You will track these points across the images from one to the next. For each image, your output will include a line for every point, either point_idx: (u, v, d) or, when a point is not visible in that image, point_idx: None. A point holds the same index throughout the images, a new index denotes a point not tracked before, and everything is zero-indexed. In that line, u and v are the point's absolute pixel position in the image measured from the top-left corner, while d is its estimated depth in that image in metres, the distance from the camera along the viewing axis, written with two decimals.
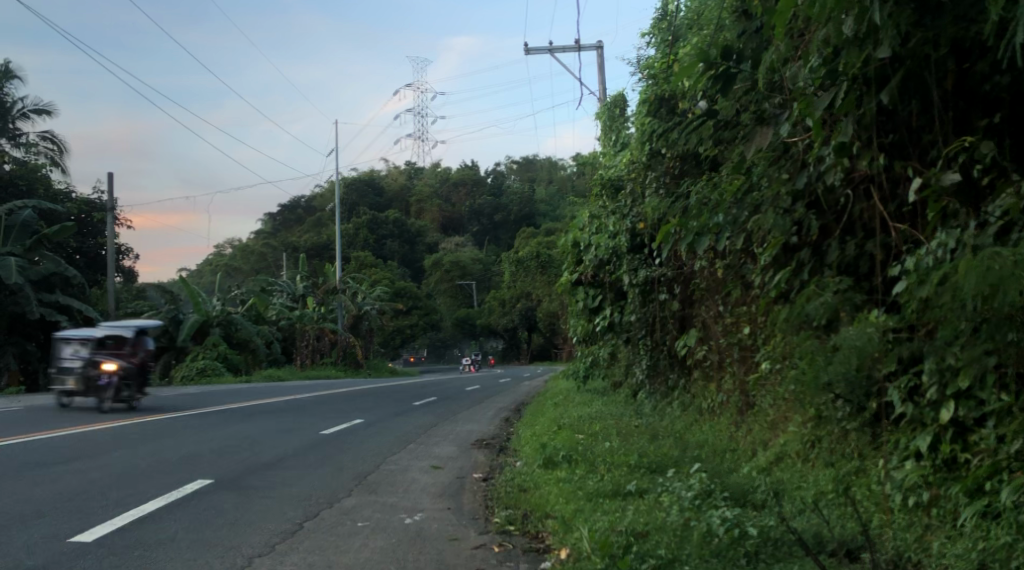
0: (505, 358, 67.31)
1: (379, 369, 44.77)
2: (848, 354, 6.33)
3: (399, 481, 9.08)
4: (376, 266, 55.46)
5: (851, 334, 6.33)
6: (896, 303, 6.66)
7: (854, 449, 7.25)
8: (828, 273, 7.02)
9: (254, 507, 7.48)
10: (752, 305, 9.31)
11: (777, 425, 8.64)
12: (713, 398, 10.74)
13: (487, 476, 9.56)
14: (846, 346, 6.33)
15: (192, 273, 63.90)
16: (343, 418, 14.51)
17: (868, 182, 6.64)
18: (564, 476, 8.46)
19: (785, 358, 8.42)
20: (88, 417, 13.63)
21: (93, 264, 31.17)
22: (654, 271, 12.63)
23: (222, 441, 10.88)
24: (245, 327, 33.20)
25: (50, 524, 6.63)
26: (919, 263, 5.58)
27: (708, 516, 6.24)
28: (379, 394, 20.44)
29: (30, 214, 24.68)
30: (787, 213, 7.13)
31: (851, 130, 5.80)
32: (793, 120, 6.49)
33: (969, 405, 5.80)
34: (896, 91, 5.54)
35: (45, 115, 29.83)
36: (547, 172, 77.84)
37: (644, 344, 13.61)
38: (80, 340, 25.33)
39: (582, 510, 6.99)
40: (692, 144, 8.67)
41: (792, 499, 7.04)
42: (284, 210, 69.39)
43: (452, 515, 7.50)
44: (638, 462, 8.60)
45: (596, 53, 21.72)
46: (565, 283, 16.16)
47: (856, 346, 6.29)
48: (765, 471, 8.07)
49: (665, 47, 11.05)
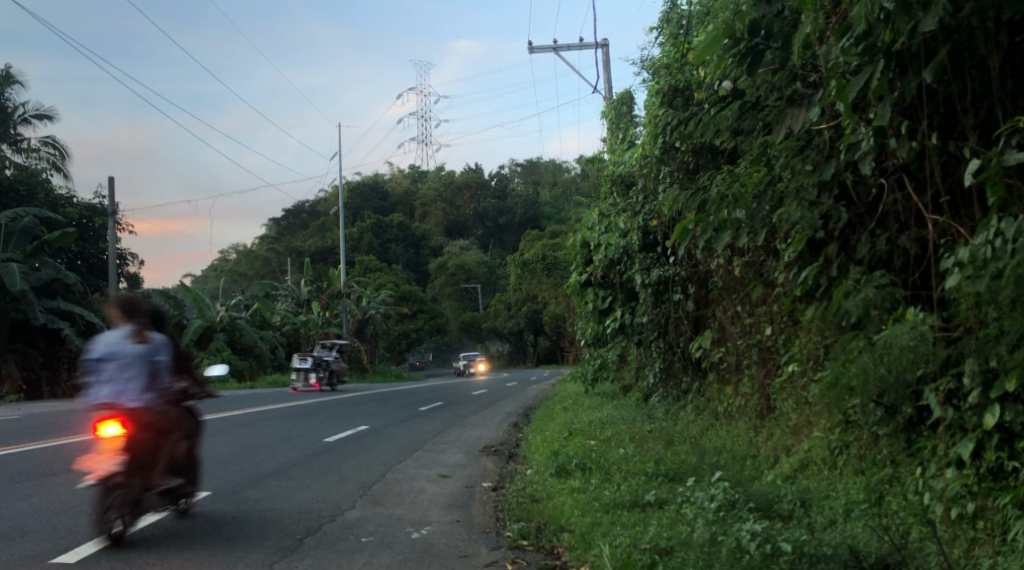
0: (511, 362, 66.89)
1: (385, 375, 44.40)
2: (897, 355, 5.83)
3: (405, 491, 8.68)
4: (381, 270, 55.02)
5: (894, 333, 5.86)
6: (939, 300, 6.25)
7: (887, 455, 6.85)
8: (859, 270, 6.63)
9: (254, 523, 7.06)
10: (774, 304, 8.84)
11: (801, 431, 8.21)
12: (730, 401, 10.34)
13: (498, 485, 9.14)
14: (894, 346, 5.84)
15: (197, 279, 63.74)
16: (348, 425, 14.10)
17: (902, 172, 6.20)
18: (578, 486, 8.04)
19: (811, 360, 8.03)
20: (89, 426, 13.28)
21: (95, 270, 30.91)
22: (668, 270, 12.16)
23: (221, 450, 10.49)
24: (249, 333, 32.79)
25: (34, 543, 6.24)
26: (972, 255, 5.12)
27: (736, 531, 5.81)
28: (385, 400, 20.10)
29: (32, 221, 24.19)
30: (814, 206, 6.76)
31: (890, 112, 5.37)
32: (824, 103, 6.08)
33: (1016, 409, 5.41)
34: (941, 67, 5.12)
35: (47, 120, 29.50)
36: (551, 175, 77.49)
37: (657, 346, 13.24)
38: (82, 346, 24.97)
39: (601, 523, 6.59)
40: (710, 136, 8.29)
41: (822, 510, 6.68)
42: (289, 215, 69.16)
43: (462, 529, 7.10)
44: (655, 471, 8.22)
45: (602, 51, 21.38)
46: (573, 285, 15.71)
47: (907, 346, 5.80)
48: (791, 480, 7.69)
49: (678, 36, 10.62)
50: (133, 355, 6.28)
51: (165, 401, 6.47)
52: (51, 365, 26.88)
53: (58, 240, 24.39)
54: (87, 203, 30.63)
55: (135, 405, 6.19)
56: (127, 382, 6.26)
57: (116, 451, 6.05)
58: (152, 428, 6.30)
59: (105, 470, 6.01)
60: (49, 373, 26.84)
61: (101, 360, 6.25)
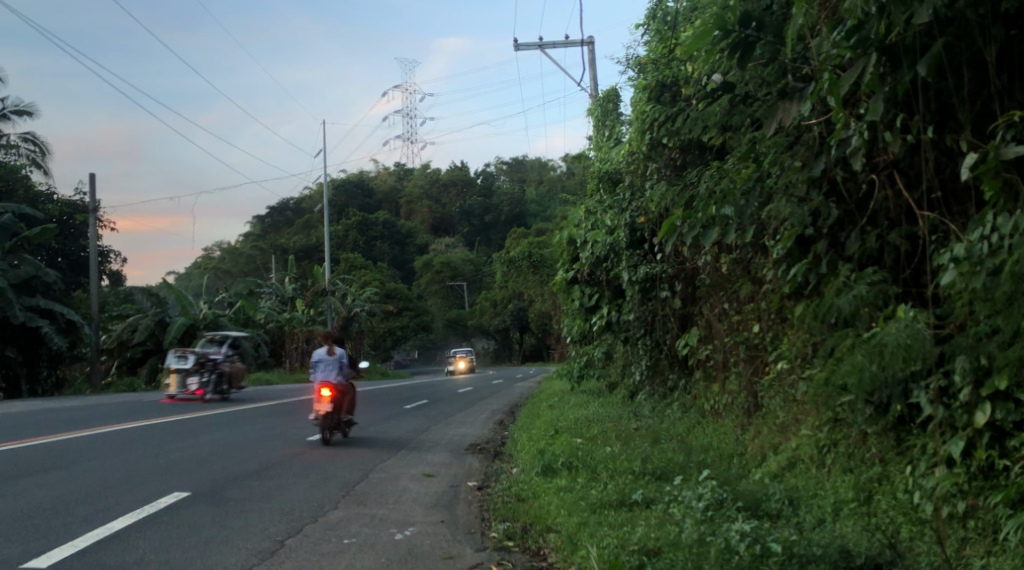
0: (497, 360, 66.73)
1: (370, 372, 44.23)
2: (891, 353, 5.73)
3: (389, 490, 8.55)
4: (366, 267, 54.76)
5: (887, 330, 5.77)
6: (930, 297, 6.20)
7: (875, 454, 6.79)
8: (849, 266, 6.56)
9: (233, 524, 6.92)
10: (761, 301, 8.78)
11: (789, 428, 8.15)
12: (717, 399, 10.27)
13: (483, 484, 9.04)
14: (886, 344, 5.74)
15: (181, 276, 63.29)
16: (332, 424, 13.98)
17: (893, 168, 6.15)
18: (564, 485, 7.96)
19: (798, 357, 7.97)
20: (69, 424, 13.10)
21: (76, 267, 30.59)
22: (655, 267, 12.08)
23: (203, 450, 10.33)
24: (232, 331, 32.51)
25: (6, 545, 6.08)
26: (969, 250, 5.04)
27: (725, 531, 5.72)
28: (370, 398, 19.96)
29: (11, 217, 23.82)
30: (804, 202, 6.70)
31: (883, 106, 5.30)
32: (815, 97, 6.00)
33: (1007, 407, 5.36)
34: (935, 61, 5.06)
35: (27, 115, 29.12)
36: (537, 173, 77.34)
37: (643, 343, 13.17)
38: (63, 344, 24.70)
39: (587, 523, 6.51)
40: (698, 131, 8.21)
41: (811, 508, 6.61)
42: (273, 212, 68.75)
43: (446, 529, 6.99)
44: (642, 469, 8.13)
45: (588, 48, 21.29)
46: (559, 282, 15.61)
47: (904, 343, 5.66)
48: (778, 478, 7.63)
49: (665, 32, 10.56)
50: (332, 359, 11.69)
51: (346, 378, 11.74)
52: (30, 363, 26.66)
53: (38, 236, 23.90)
54: (68, 199, 30.31)
55: (336, 379, 11.47)
56: (331, 371, 11.73)
57: (328, 401, 11.22)
58: (344, 390, 11.65)
59: (324, 413, 11.21)
60: (29, 371, 26.63)
61: (317, 362, 11.68)
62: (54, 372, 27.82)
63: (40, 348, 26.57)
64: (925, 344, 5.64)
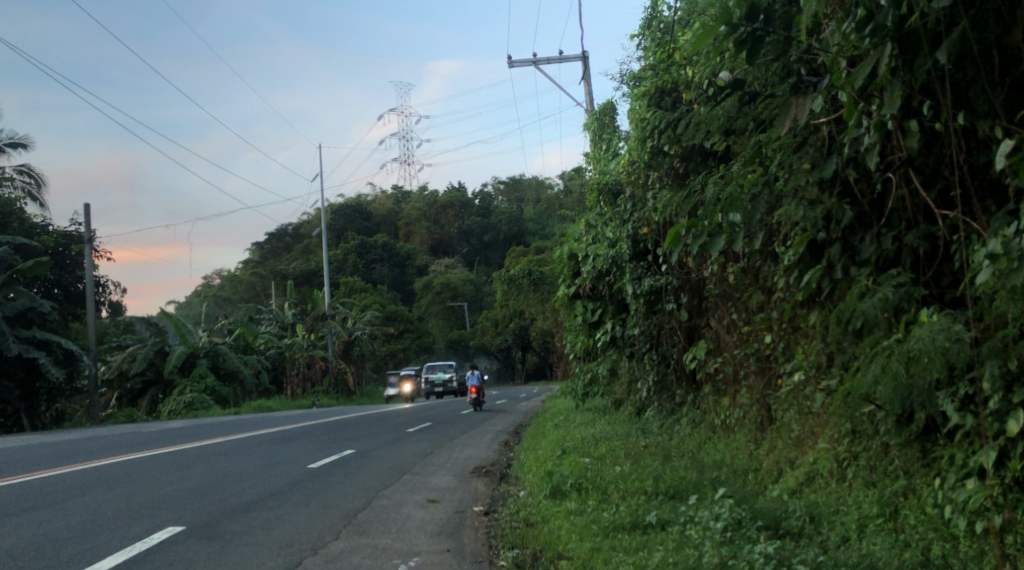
0: (500, 380, 66.22)
1: (371, 397, 43.80)
2: (927, 359, 5.36)
3: (392, 518, 8.24)
4: (366, 290, 54.45)
5: (919, 335, 5.41)
6: (954, 300, 5.90)
7: (899, 467, 6.45)
8: (864, 272, 6.30)
9: (228, 560, 6.60)
10: (773, 309, 8.50)
11: (805, 442, 7.82)
12: (728, 413, 9.95)
13: (490, 509, 8.72)
14: (922, 348, 5.37)
15: (181, 306, 62.99)
16: (333, 449, 13.66)
17: (909, 166, 5.91)
18: (574, 508, 7.62)
19: (813, 369, 7.66)
20: (62, 458, 12.75)
21: (72, 299, 30.27)
22: (660, 279, 11.79)
23: (198, 482, 10.01)
24: (232, 358, 32.13)
25: None
26: (1006, 245, 4.74)
27: (747, 554, 5.39)
28: (373, 422, 19.60)
29: (6, 249, 23.50)
30: (814, 205, 6.46)
31: (897, 99, 5.07)
32: (825, 92, 5.76)
33: None
34: (953, 49, 4.83)
35: (22, 148, 28.92)
36: (534, 191, 77.23)
37: (649, 358, 12.87)
38: (61, 375, 24.39)
39: (601, 548, 6.18)
40: (700, 137, 8.02)
41: (833, 526, 6.28)
42: (272, 238, 68.49)
43: (452, 559, 6.66)
44: (655, 489, 7.79)
45: (582, 63, 21.16)
46: (562, 298, 15.32)
47: (934, 346, 5.33)
48: (797, 495, 7.27)
49: (663, 38, 10.37)
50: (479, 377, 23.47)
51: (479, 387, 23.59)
52: (29, 396, 26.35)
53: (33, 269, 23.64)
54: (63, 230, 30.08)
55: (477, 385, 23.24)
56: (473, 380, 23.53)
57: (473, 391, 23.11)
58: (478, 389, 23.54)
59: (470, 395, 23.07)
60: (26, 404, 26.28)
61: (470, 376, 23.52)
62: (52, 405, 27.41)
63: (37, 381, 26.23)
64: (963, 348, 5.28)
